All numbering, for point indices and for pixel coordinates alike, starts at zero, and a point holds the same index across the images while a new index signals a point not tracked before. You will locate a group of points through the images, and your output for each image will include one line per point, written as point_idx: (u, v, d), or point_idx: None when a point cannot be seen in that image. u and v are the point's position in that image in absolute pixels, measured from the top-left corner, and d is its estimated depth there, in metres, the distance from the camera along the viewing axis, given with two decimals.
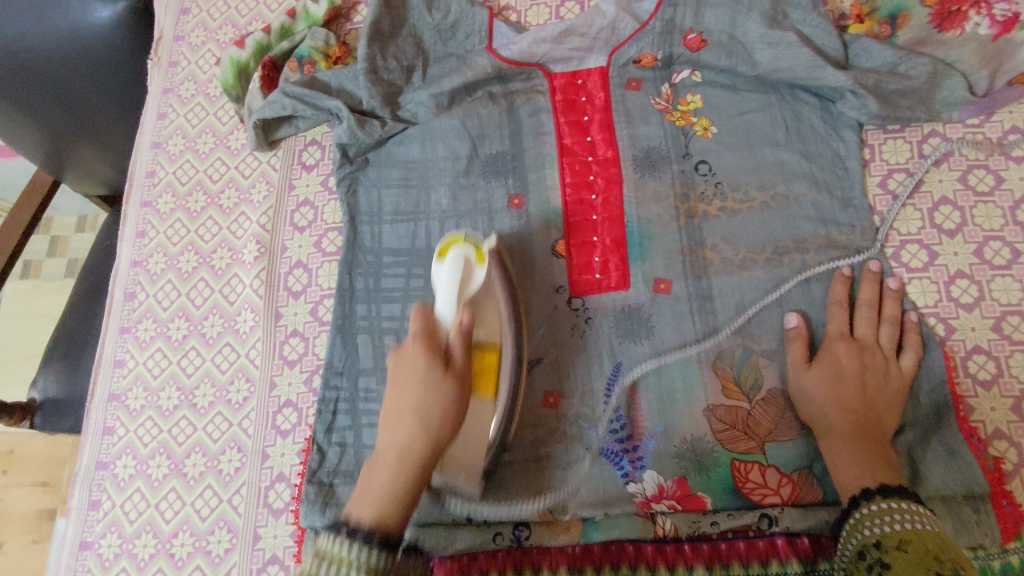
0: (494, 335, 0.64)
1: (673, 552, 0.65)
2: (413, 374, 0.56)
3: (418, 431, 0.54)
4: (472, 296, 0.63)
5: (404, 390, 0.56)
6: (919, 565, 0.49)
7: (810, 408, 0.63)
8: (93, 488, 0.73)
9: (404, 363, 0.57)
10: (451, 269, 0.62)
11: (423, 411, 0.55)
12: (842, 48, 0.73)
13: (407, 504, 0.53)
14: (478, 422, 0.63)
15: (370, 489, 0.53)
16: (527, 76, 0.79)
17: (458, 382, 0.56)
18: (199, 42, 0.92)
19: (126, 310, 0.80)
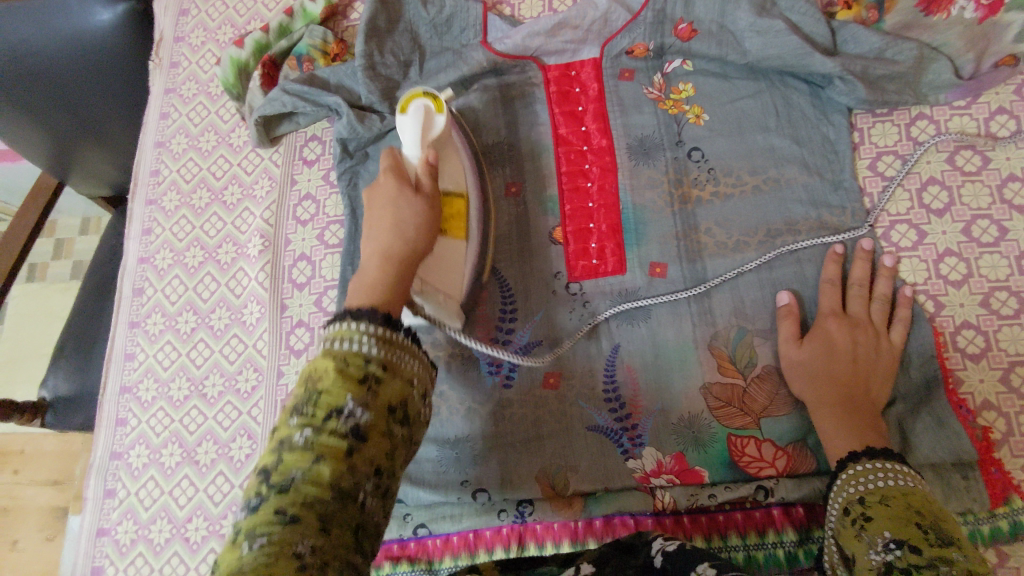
0: (458, 184, 0.69)
1: (672, 524, 0.67)
2: (387, 188, 0.59)
3: (398, 225, 0.56)
4: (433, 140, 0.68)
5: (378, 202, 0.57)
6: (897, 511, 0.50)
7: (802, 382, 0.65)
8: (108, 478, 0.75)
9: (374, 194, 0.60)
10: (413, 117, 0.68)
11: (398, 208, 0.57)
12: (830, 34, 0.75)
13: (398, 293, 0.53)
14: (452, 261, 0.66)
15: (353, 285, 0.52)
16: (521, 69, 0.81)
17: (428, 188, 0.60)
18: (199, 42, 0.94)
19: (135, 305, 0.82)
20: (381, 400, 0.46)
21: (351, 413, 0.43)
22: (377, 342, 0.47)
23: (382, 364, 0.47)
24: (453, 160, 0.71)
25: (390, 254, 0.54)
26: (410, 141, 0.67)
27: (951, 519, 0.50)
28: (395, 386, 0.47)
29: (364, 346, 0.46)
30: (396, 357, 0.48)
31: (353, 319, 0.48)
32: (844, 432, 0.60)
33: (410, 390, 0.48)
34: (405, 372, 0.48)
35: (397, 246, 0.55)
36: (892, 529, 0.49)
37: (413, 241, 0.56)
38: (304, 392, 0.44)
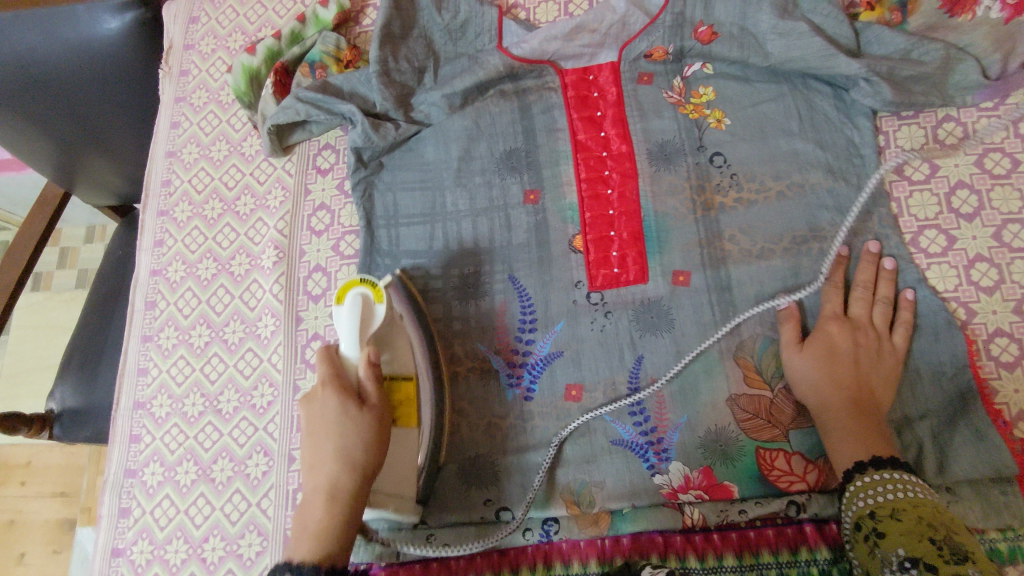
0: (407, 365, 0.65)
1: (701, 542, 0.64)
2: (328, 414, 0.58)
3: (343, 453, 0.57)
4: (375, 331, 0.64)
5: (320, 435, 0.58)
6: (910, 527, 0.51)
7: (806, 389, 0.64)
8: (122, 496, 0.74)
9: (316, 409, 0.59)
10: (350, 312, 0.63)
11: (342, 451, 0.57)
12: (854, 36, 0.73)
13: (345, 532, 0.55)
14: (405, 452, 0.63)
15: (303, 530, 0.55)
16: (538, 74, 0.80)
17: (373, 416, 0.59)
18: (209, 50, 0.93)
19: (147, 319, 0.80)
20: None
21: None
22: None
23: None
24: (398, 334, 0.66)
25: (333, 495, 0.55)
26: (349, 346, 0.62)
27: (961, 529, 0.52)
28: None
29: None
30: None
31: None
32: (849, 440, 0.60)
33: (338, 566, 0.52)
34: (336, 544, 0.52)
35: (347, 482, 0.56)
36: (906, 545, 0.50)
37: (353, 463, 0.57)
38: None
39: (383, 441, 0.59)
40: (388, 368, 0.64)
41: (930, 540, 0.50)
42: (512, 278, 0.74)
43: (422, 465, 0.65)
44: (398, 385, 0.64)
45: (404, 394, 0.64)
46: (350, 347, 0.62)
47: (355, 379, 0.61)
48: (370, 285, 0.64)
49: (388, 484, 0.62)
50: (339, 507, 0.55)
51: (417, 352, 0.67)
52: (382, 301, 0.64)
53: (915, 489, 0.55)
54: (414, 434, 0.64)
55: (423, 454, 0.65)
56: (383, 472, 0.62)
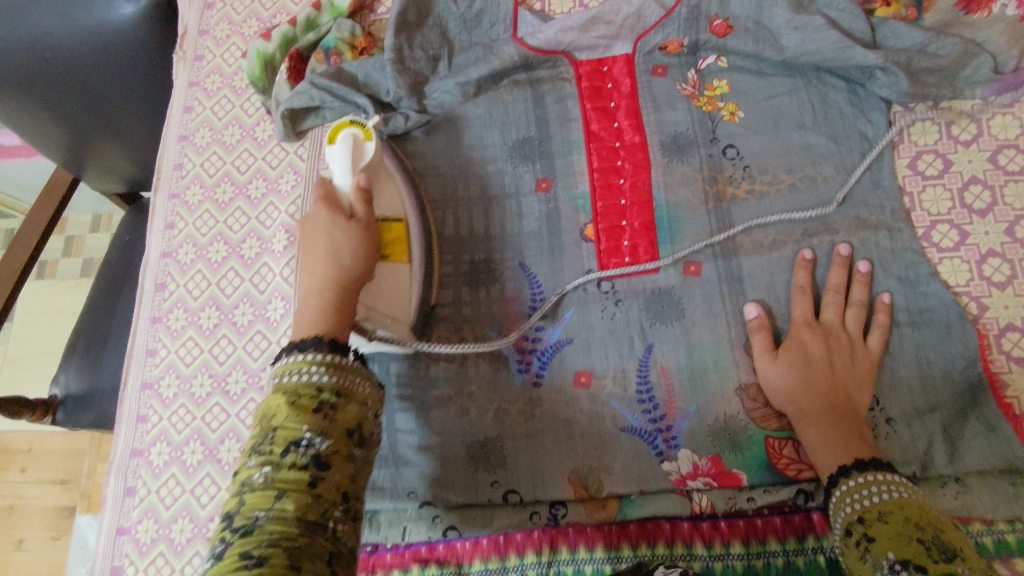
0: (395, 208, 0.68)
1: (708, 529, 0.65)
2: (318, 232, 0.61)
3: (327, 262, 0.59)
4: (366, 166, 0.67)
5: (313, 246, 0.61)
6: (896, 527, 0.51)
7: (783, 396, 0.64)
8: (128, 475, 0.74)
9: (309, 223, 0.62)
10: (342, 146, 0.66)
11: (332, 248, 0.59)
12: (869, 30, 0.73)
13: (339, 321, 0.56)
14: (394, 284, 0.65)
15: (297, 327, 0.56)
16: (553, 64, 0.80)
17: (360, 224, 0.62)
18: (223, 36, 0.93)
19: (157, 300, 0.80)
20: (339, 427, 0.50)
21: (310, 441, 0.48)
22: (325, 369, 0.52)
23: (336, 391, 0.51)
24: (385, 183, 0.69)
25: (321, 287, 0.58)
26: (342, 174, 0.65)
27: (950, 526, 0.51)
28: (350, 410, 0.52)
29: (312, 371, 0.51)
30: (348, 382, 0.53)
31: (301, 351, 0.53)
32: (835, 446, 0.60)
33: (364, 412, 0.53)
34: (347, 419, 0.51)
35: (330, 276, 0.58)
36: (895, 549, 0.50)
37: (336, 250, 0.59)
38: (261, 431, 0.49)
39: (373, 248, 0.61)
40: (378, 210, 0.67)
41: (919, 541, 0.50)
42: (523, 265, 0.74)
43: (415, 303, 0.67)
44: (387, 223, 0.66)
45: (390, 231, 0.66)
46: (343, 178, 0.65)
47: (345, 201, 0.64)
48: (360, 126, 0.67)
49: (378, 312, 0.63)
50: (326, 298, 0.57)
51: (398, 182, 0.70)
52: (371, 139, 0.67)
53: (900, 488, 0.55)
54: (403, 267, 0.66)
55: (416, 286, 0.67)
56: (368, 296, 0.63)
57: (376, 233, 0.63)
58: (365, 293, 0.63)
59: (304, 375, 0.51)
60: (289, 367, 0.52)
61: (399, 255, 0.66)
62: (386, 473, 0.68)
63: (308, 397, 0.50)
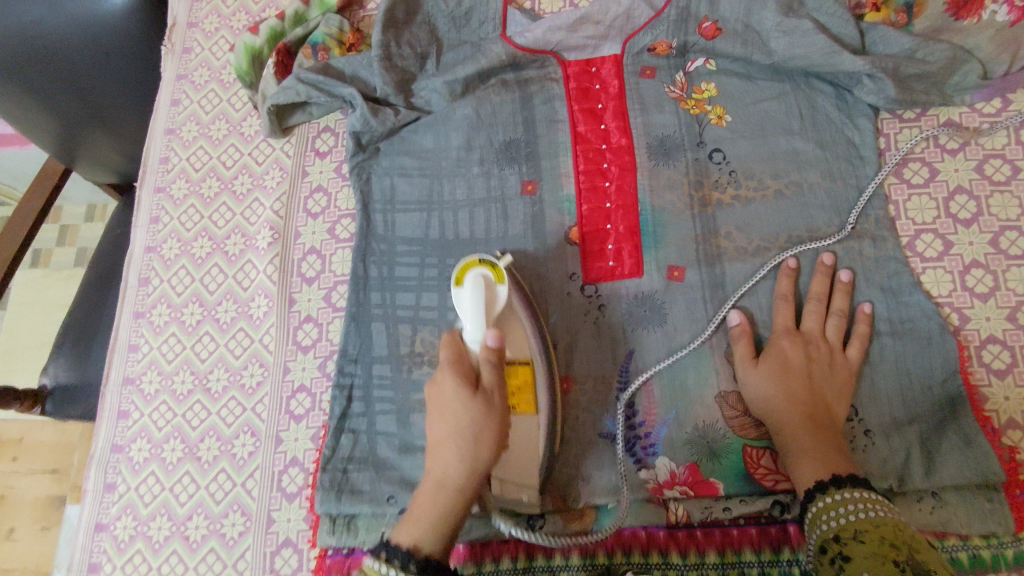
0: (522, 351, 0.65)
1: (684, 538, 0.65)
2: (449, 392, 0.58)
3: (441, 476, 0.56)
4: (497, 315, 0.63)
5: (440, 416, 0.58)
6: (871, 548, 0.50)
7: (761, 403, 0.64)
8: (108, 471, 0.74)
9: (438, 391, 0.59)
10: (472, 292, 0.62)
11: (458, 437, 0.57)
12: (858, 36, 0.73)
13: (453, 527, 0.55)
14: (525, 444, 0.63)
15: (414, 510, 0.56)
16: (541, 63, 0.79)
17: (487, 402, 0.58)
18: (212, 29, 0.93)
19: (140, 294, 0.80)
20: None
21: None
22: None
23: (406, 570, 0.51)
24: (513, 321, 0.65)
25: (443, 486, 0.56)
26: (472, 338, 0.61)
27: (925, 547, 0.51)
28: None
29: (390, 575, 0.52)
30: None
31: (388, 557, 0.53)
32: (814, 456, 0.59)
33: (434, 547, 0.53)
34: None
35: (460, 475, 0.56)
36: (870, 569, 0.49)
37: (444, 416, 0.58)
38: None
39: (500, 439, 0.58)
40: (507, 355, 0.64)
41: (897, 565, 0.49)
42: None
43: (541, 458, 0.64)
44: (514, 371, 0.64)
45: (518, 381, 0.64)
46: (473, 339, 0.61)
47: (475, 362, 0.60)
48: (490, 265, 0.64)
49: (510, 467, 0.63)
50: (433, 509, 0.55)
51: (530, 334, 0.66)
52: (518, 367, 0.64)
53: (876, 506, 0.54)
54: (530, 417, 0.63)
55: (543, 437, 0.64)
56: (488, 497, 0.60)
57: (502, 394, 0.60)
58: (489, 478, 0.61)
59: None
60: (371, 572, 0.53)
61: (524, 405, 0.63)
62: (364, 476, 0.68)
63: None
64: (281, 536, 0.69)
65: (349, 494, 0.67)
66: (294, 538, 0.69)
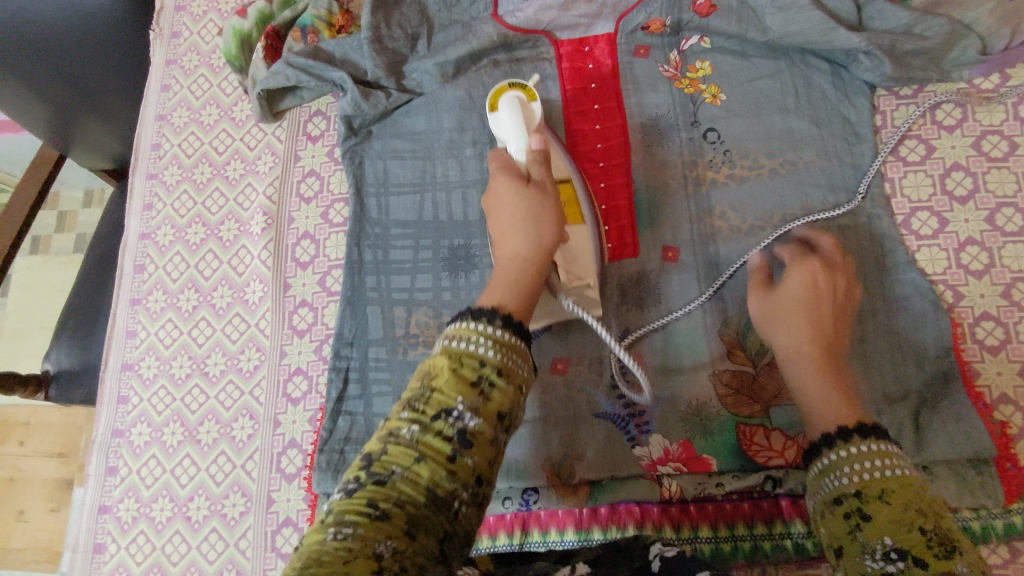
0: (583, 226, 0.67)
1: (678, 513, 0.66)
2: (513, 215, 0.58)
3: (509, 255, 0.56)
4: (537, 124, 0.69)
5: (503, 215, 0.58)
6: (895, 512, 0.45)
7: (791, 358, 0.61)
8: (109, 455, 0.75)
9: (499, 222, 0.59)
10: (509, 110, 0.68)
11: (520, 219, 0.57)
12: (854, 11, 0.72)
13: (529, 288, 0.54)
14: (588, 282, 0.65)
15: (494, 279, 0.54)
16: (533, 44, 0.78)
17: (540, 186, 0.60)
18: (200, 13, 0.91)
19: (136, 282, 0.81)
20: (489, 412, 0.45)
21: (461, 415, 0.44)
22: (494, 349, 0.47)
23: (496, 372, 0.46)
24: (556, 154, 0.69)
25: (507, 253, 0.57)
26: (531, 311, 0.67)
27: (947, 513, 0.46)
28: (506, 397, 0.46)
29: (481, 347, 0.47)
30: (513, 364, 0.48)
31: (474, 319, 0.49)
32: (828, 397, 0.57)
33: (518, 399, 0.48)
34: (519, 380, 0.48)
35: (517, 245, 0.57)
36: (892, 535, 0.44)
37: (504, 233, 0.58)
38: (419, 387, 0.46)
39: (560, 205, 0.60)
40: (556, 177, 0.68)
41: (923, 535, 0.43)
42: None
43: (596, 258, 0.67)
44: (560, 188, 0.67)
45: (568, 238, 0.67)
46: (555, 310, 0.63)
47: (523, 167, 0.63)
48: (521, 89, 0.71)
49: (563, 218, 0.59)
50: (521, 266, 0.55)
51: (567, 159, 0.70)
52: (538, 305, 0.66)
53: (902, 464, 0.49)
54: (580, 227, 0.66)
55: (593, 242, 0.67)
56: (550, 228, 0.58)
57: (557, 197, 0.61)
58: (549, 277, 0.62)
59: (473, 350, 0.47)
60: (459, 333, 0.48)
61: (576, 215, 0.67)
62: (361, 457, 0.69)
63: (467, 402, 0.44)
64: (281, 516, 0.70)
65: (346, 474, 0.68)
66: (294, 518, 0.70)
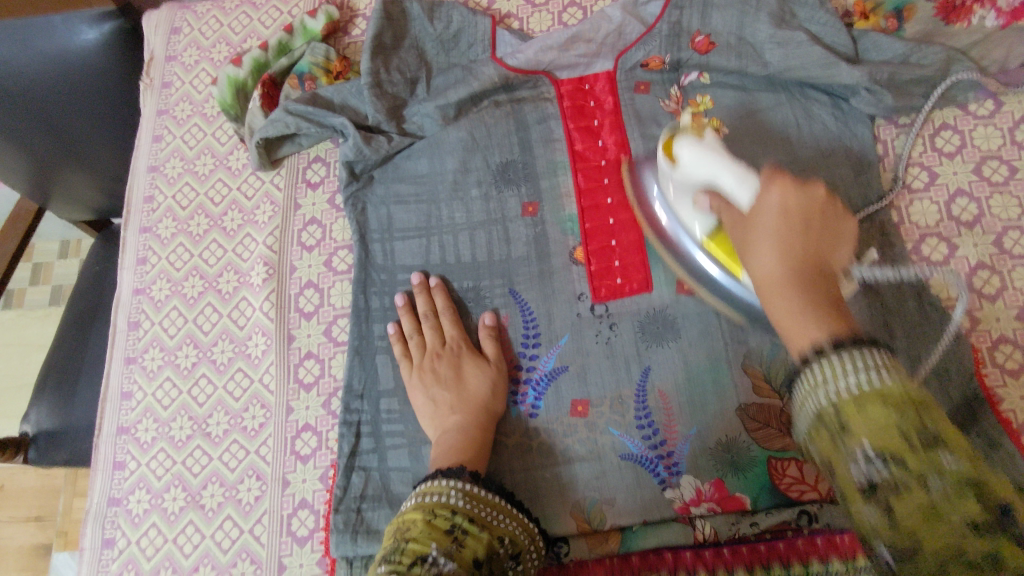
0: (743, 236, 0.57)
1: (711, 556, 0.62)
2: (449, 387, 0.67)
3: (472, 393, 0.67)
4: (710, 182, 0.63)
5: (435, 385, 0.68)
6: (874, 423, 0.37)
7: (766, 283, 0.53)
8: (105, 526, 0.70)
9: (428, 376, 0.68)
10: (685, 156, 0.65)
11: (441, 392, 0.67)
12: (851, 43, 0.73)
13: (477, 442, 0.63)
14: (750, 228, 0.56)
15: (454, 441, 0.63)
16: (533, 84, 0.78)
17: (429, 357, 0.70)
18: (192, 61, 0.89)
19: (130, 339, 0.77)
20: (465, 553, 0.52)
21: (436, 559, 0.50)
22: (463, 497, 0.56)
23: (468, 519, 0.55)
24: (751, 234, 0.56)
25: (791, 209, 0.55)
26: (731, 177, 0.60)
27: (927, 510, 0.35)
28: (482, 539, 0.54)
29: (451, 497, 0.56)
30: (482, 514, 0.56)
31: (444, 477, 0.58)
32: (792, 313, 0.49)
33: (494, 546, 0.55)
34: (492, 529, 0.56)
35: (787, 270, 0.51)
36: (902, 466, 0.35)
37: (807, 224, 0.54)
38: (395, 542, 0.52)
39: (453, 367, 0.68)
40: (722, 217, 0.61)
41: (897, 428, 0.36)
42: (513, 292, 0.72)
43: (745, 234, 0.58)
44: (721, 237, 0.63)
45: (724, 245, 0.62)
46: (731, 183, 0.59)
47: (448, 340, 0.70)
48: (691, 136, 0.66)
49: (756, 244, 0.55)
50: (782, 296, 0.51)
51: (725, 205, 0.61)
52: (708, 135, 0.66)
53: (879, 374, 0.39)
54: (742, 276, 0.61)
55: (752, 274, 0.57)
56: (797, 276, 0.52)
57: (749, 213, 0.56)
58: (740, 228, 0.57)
59: (444, 499, 0.55)
60: (430, 489, 0.57)
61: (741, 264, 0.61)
62: (379, 514, 0.66)
63: (442, 521, 0.53)
64: None
65: (364, 535, 0.65)
66: None
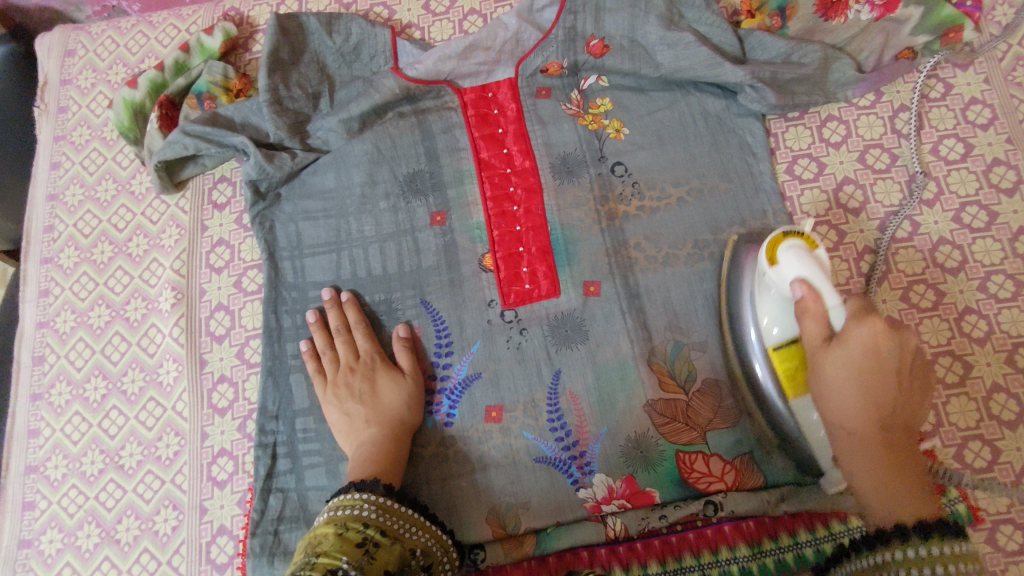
0: (849, 424, 0.50)
1: (626, 551, 0.65)
2: (362, 401, 0.67)
3: (387, 405, 0.67)
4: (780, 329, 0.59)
5: (348, 400, 0.68)
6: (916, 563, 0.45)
7: (846, 440, 0.51)
8: (17, 569, 0.68)
9: (341, 391, 0.68)
10: (796, 267, 0.54)
11: (355, 407, 0.67)
12: (738, 43, 0.75)
13: (392, 456, 0.63)
14: (868, 359, 0.49)
15: (366, 455, 0.63)
16: (436, 94, 0.79)
17: (341, 373, 0.69)
18: (88, 84, 0.86)
19: (36, 375, 0.75)
20: (377, 564, 0.51)
21: (347, 572, 0.48)
22: (374, 509, 0.56)
23: (379, 531, 0.54)
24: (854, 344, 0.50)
25: (872, 373, 0.49)
26: (829, 302, 0.52)
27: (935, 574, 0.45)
28: (392, 549, 0.54)
29: (363, 509, 0.56)
30: (393, 524, 0.56)
31: (356, 490, 0.58)
32: (887, 500, 0.48)
33: (406, 555, 0.55)
34: (400, 538, 0.56)
35: (874, 424, 0.49)
36: (890, 483, 0.49)
37: (901, 375, 0.49)
38: (304, 557, 0.50)
39: (366, 380, 0.68)
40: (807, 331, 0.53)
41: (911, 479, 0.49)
42: (424, 302, 0.73)
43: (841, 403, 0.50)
44: (791, 351, 0.59)
45: (788, 364, 0.59)
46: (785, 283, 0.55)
47: (360, 354, 0.70)
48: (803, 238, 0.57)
49: (835, 405, 0.51)
50: (859, 449, 0.50)
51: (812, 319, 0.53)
52: (818, 248, 0.56)
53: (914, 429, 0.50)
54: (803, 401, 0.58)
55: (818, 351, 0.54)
56: (855, 472, 0.51)
57: (885, 399, 0.49)
58: (817, 357, 0.52)
59: (356, 512, 0.55)
60: (342, 502, 0.56)
61: (797, 389, 0.58)
62: (296, 534, 0.65)
63: (355, 532, 0.53)
64: None
65: (282, 556, 0.65)
66: None
